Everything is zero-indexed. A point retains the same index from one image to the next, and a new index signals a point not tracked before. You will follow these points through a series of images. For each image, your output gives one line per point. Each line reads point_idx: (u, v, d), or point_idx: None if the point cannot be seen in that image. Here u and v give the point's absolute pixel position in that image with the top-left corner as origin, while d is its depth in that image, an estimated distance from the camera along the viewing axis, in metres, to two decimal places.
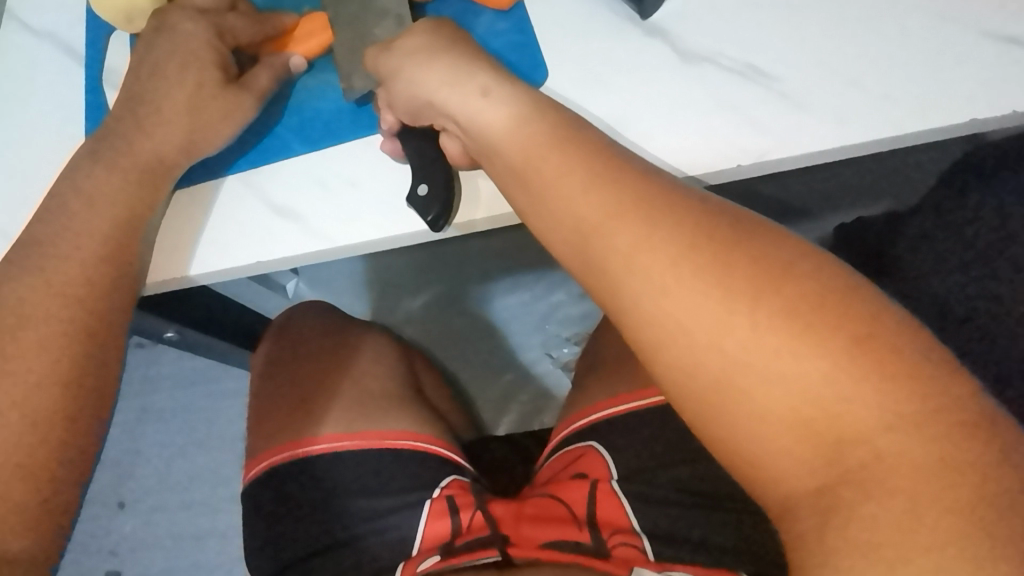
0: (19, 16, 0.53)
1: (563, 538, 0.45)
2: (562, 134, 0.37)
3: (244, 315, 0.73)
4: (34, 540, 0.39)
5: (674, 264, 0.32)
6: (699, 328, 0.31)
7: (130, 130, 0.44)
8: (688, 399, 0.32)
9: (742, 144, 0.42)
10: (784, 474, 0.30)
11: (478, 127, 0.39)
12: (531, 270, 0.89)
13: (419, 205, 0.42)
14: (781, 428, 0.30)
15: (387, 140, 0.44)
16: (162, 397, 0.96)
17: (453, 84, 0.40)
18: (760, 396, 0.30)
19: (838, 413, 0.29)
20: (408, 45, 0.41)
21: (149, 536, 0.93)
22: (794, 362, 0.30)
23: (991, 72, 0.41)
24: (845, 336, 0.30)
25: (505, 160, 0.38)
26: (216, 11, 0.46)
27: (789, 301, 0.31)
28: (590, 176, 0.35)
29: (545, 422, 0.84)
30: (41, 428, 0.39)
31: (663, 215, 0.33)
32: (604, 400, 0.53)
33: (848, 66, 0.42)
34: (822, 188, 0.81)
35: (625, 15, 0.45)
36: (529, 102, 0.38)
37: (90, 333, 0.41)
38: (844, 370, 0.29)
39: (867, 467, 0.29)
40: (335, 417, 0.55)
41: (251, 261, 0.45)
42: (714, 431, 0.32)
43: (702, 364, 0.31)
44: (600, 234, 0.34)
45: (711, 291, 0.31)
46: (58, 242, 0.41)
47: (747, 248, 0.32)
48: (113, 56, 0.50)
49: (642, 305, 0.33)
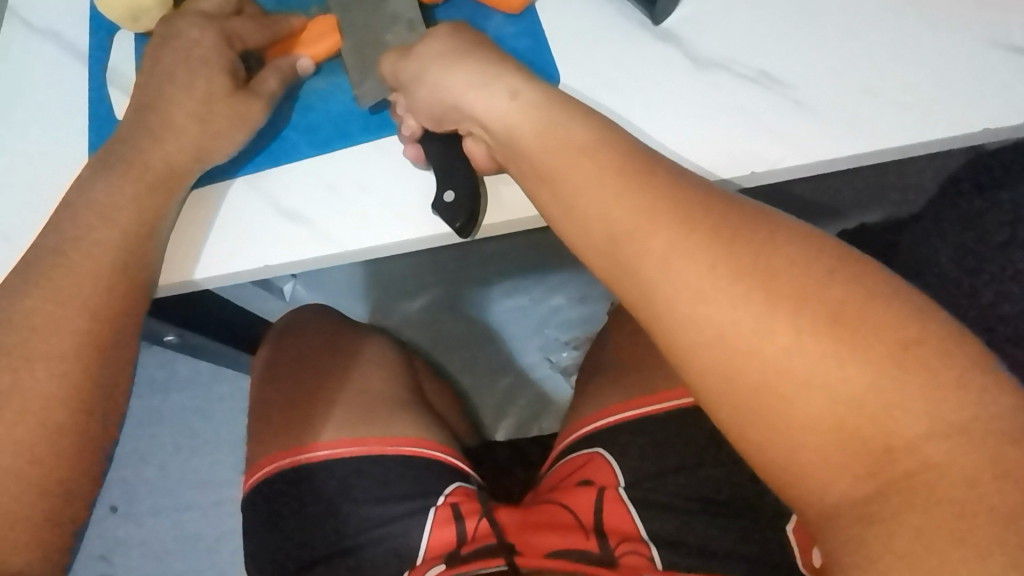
0: (20, 14, 0.52)
1: (571, 547, 0.44)
2: (594, 137, 0.36)
3: (244, 318, 0.72)
4: (38, 552, 0.38)
5: (709, 269, 0.32)
6: (734, 331, 0.31)
7: (140, 133, 0.43)
8: (726, 406, 0.32)
9: (756, 151, 0.42)
10: (820, 486, 0.30)
11: (506, 130, 0.38)
12: (531, 273, 0.88)
13: (445, 213, 0.41)
14: (825, 436, 0.30)
15: (409, 146, 0.43)
16: (155, 399, 0.95)
17: (480, 87, 0.39)
18: (803, 404, 0.30)
19: (883, 420, 0.29)
20: (432, 48, 0.41)
21: (142, 539, 0.92)
22: (839, 367, 0.30)
23: (1003, 82, 0.41)
24: (891, 343, 0.30)
25: (534, 163, 0.37)
26: (222, 16, 0.46)
27: (832, 307, 0.30)
28: (624, 180, 0.35)
29: (544, 427, 0.84)
30: (47, 437, 0.39)
31: (700, 220, 0.33)
32: (611, 405, 0.53)
33: (861, 74, 0.42)
34: (824, 196, 0.82)
35: (637, 20, 0.45)
36: (560, 104, 0.38)
37: (99, 341, 0.40)
38: (889, 377, 0.29)
39: (915, 475, 0.29)
40: (340, 422, 0.54)
41: (260, 264, 0.44)
42: (754, 440, 0.32)
43: (741, 370, 0.31)
44: (633, 238, 0.34)
45: (749, 295, 0.31)
46: (66, 247, 0.41)
47: (784, 252, 0.32)
48: (118, 56, 0.50)
49: (677, 310, 0.33)
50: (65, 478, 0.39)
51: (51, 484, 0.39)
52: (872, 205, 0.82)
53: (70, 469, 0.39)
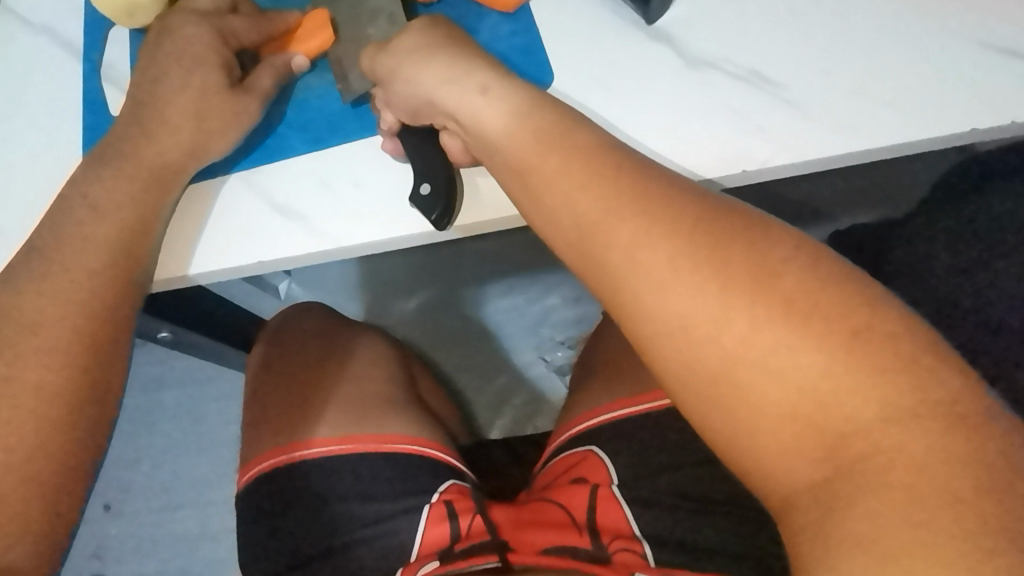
0: (15, 10, 0.52)
1: (565, 545, 0.45)
2: (558, 130, 0.37)
3: (239, 316, 0.72)
4: (34, 551, 0.38)
5: (670, 259, 0.32)
6: (696, 321, 0.32)
7: (135, 130, 0.43)
8: (688, 395, 0.32)
9: (747, 151, 0.42)
10: (781, 466, 0.30)
11: (476, 124, 0.39)
12: (527, 273, 0.88)
13: (422, 205, 0.42)
14: (781, 422, 0.30)
15: (387, 139, 0.44)
16: (150, 398, 0.95)
17: (450, 81, 0.39)
18: (761, 390, 0.31)
19: (838, 405, 0.29)
20: (405, 44, 0.41)
21: (135, 539, 0.91)
22: (794, 354, 0.30)
23: (994, 83, 0.41)
24: (843, 328, 0.30)
25: (506, 158, 0.38)
26: (218, 14, 0.46)
27: (787, 295, 0.31)
28: (588, 172, 0.35)
29: (539, 426, 0.83)
30: (40, 434, 0.38)
31: (663, 213, 0.33)
32: (603, 404, 0.53)
33: (851, 74, 0.43)
34: (818, 195, 0.83)
35: (630, 20, 0.45)
36: (529, 99, 0.38)
37: (95, 339, 0.40)
38: (843, 365, 0.29)
39: (868, 458, 0.29)
40: (335, 419, 0.55)
41: (252, 261, 0.44)
42: (719, 430, 0.32)
43: (702, 358, 0.32)
44: (599, 232, 0.34)
45: (708, 284, 0.32)
46: (60, 242, 0.41)
47: (745, 244, 0.32)
48: (113, 52, 0.50)
49: (642, 302, 0.33)
50: (58, 476, 0.39)
51: (44, 482, 0.38)
52: (867, 206, 0.82)
53: (65, 467, 0.39)
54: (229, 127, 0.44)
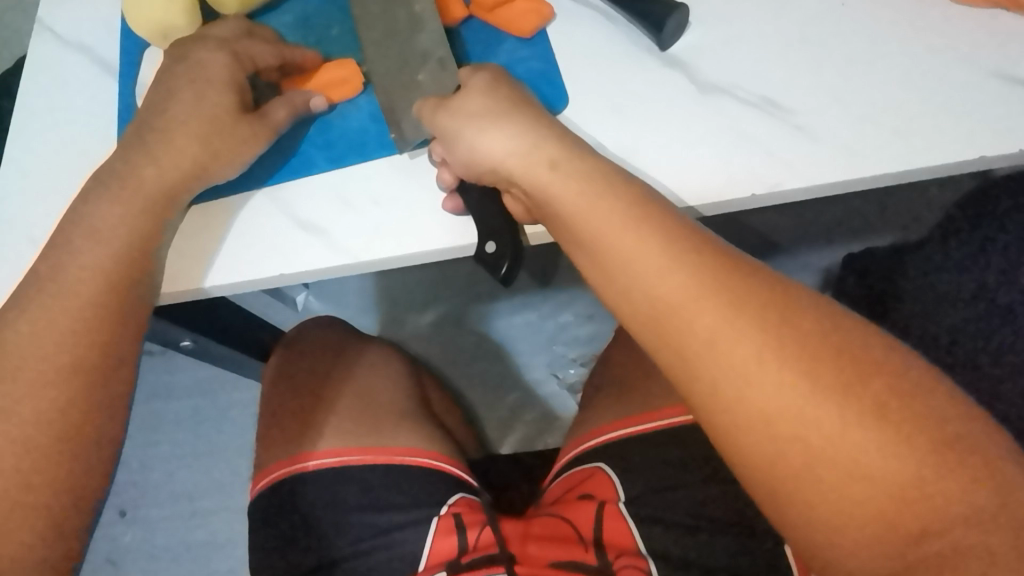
0: (56, 32, 0.55)
1: (571, 560, 0.45)
2: (639, 211, 0.36)
3: (257, 327, 0.74)
4: (57, 552, 0.39)
5: (756, 352, 0.32)
6: (782, 416, 0.31)
7: (148, 136, 0.44)
8: (762, 484, 0.32)
9: (757, 175, 0.43)
10: (854, 558, 0.31)
11: (545, 197, 0.39)
12: (542, 290, 0.88)
13: (489, 264, 0.43)
14: (863, 522, 0.30)
15: (449, 197, 0.44)
16: (170, 406, 0.97)
17: (522, 154, 0.40)
18: (847, 491, 0.30)
19: (922, 505, 0.29)
20: (469, 107, 0.42)
21: (149, 545, 0.93)
22: (881, 458, 0.30)
23: (1000, 112, 0.42)
24: (862, 399, 0.31)
25: (578, 234, 0.37)
26: (233, 38, 0.47)
27: (875, 398, 0.31)
28: (668, 256, 0.34)
29: (549, 443, 0.85)
30: (69, 439, 0.39)
31: (745, 301, 0.33)
32: (610, 423, 0.54)
33: (862, 103, 0.43)
34: (829, 221, 0.84)
35: (644, 46, 0.47)
36: (603, 176, 0.38)
37: (114, 343, 0.41)
38: (929, 466, 0.30)
39: (943, 555, 0.29)
40: (347, 432, 0.55)
41: (273, 274, 0.45)
42: (784, 510, 0.32)
43: (784, 454, 0.31)
44: (677, 316, 0.34)
45: (795, 377, 0.31)
46: (82, 243, 0.42)
47: (827, 334, 0.32)
48: (147, 72, 0.52)
49: (723, 394, 0.32)
50: (87, 479, 0.40)
51: (71, 485, 0.39)
52: (884, 229, 0.83)
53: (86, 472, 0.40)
54: (239, 162, 0.45)
